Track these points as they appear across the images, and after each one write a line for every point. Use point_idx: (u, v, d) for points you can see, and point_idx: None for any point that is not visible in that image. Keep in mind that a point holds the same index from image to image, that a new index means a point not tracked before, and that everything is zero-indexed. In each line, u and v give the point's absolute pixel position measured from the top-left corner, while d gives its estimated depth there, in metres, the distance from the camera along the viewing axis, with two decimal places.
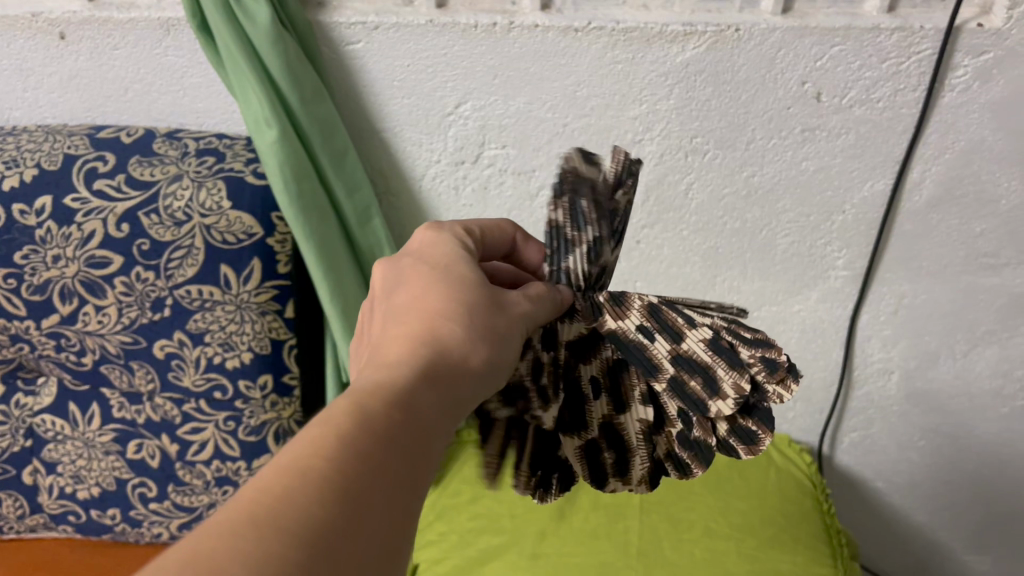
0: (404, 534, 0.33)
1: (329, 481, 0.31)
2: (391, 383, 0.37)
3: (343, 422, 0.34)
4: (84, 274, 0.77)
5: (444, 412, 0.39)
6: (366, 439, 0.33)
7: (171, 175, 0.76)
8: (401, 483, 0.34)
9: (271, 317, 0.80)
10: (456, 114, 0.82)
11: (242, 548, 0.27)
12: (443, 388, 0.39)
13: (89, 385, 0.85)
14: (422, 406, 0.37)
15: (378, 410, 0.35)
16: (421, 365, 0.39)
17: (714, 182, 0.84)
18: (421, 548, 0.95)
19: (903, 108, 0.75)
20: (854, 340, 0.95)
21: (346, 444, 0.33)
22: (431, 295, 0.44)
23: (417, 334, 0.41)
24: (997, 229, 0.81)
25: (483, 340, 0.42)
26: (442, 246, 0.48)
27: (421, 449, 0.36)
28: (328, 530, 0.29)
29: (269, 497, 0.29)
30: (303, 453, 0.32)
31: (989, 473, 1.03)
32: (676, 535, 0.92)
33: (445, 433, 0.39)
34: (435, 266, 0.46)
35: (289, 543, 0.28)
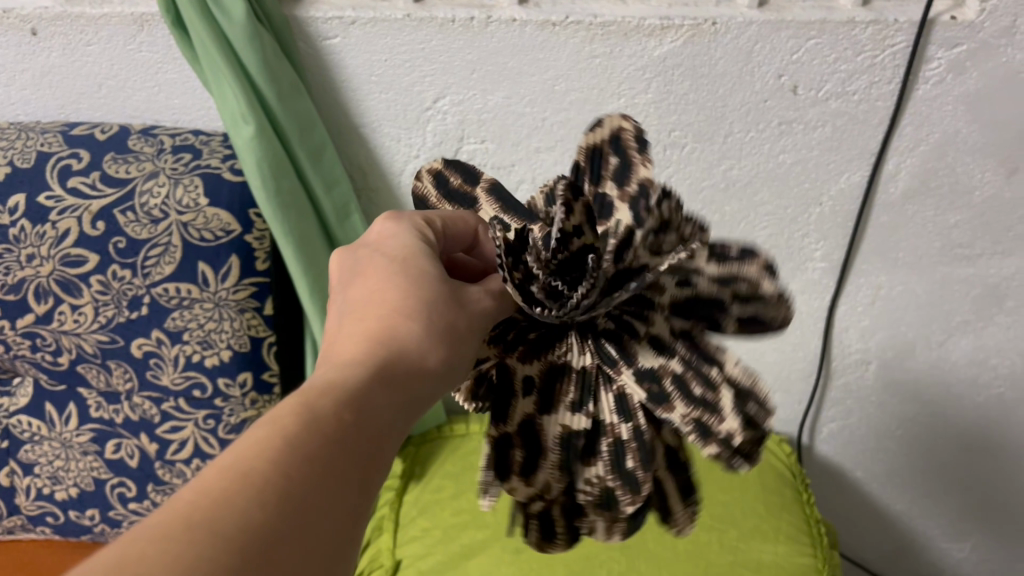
0: (350, 535, 0.33)
1: (267, 485, 0.31)
2: (342, 383, 0.37)
3: (289, 424, 0.34)
4: (59, 273, 0.77)
5: (399, 411, 0.39)
6: (313, 441, 0.34)
7: (147, 172, 0.76)
8: (348, 487, 0.34)
9: (250, 314, 0.80)
10: (435, 108, 0.82)
11: (169, 558, 0.27)
12: (397, 388, 0.39)
13: (65, 385, 0.85)
14: (374, 405, 0.38)
15: (326, 411, 0.35)
16: (375, 364, 0.39)
17: (693, 175, 0.84)
18: (404, 543, 0.96)
19: (878, 100, 0.76)
20: (832, 331, 0.96)
21: (289, 447, 0.33)
22: (387, 292, 0.43)
23: (376, 333, 0.41)
24: (972, 219, 0.82)
25: (440, 339, 0.42)
26: (398, 233, 0.47)
27: (372, 449, 0.36)
28: (261, 537, 0.29)
29: (203, 501, 0.30)
30: (245, 455, 0.32)
31: (965, 461, 1.05)
32: (658, 527, 0.93)
33: (399, 432, 0.39)
34: (392, 257, 0.45)
35: (218, 548, 0.28)
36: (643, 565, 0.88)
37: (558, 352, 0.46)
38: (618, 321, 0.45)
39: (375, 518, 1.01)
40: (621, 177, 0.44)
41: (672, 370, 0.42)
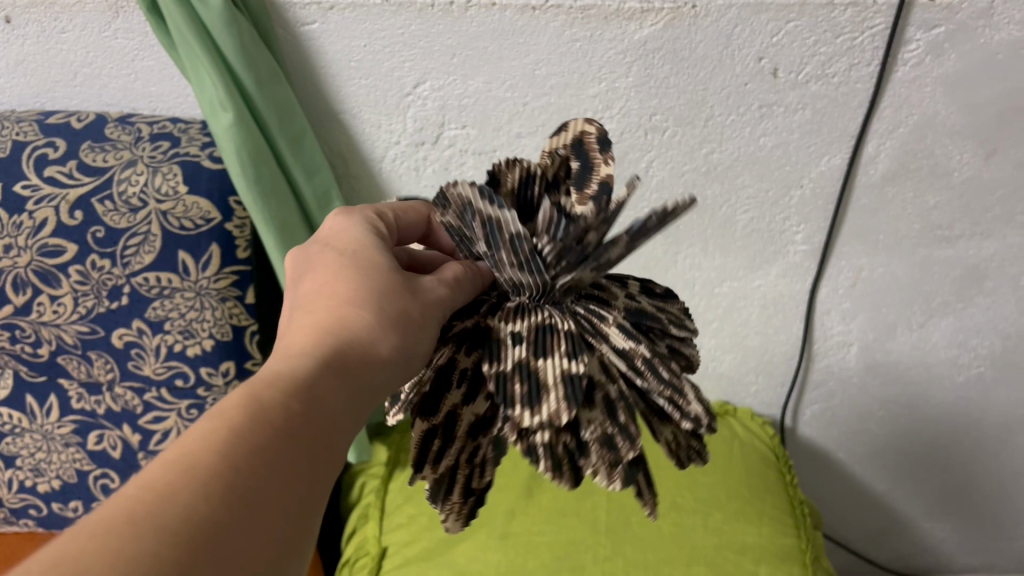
0: (303, 526, 0.33)
1: (214, 476, 0.30)
2: (290, 374, 0.37)
3: (235, 415, 0.33)
4: (38, 263, 0.75)
5: (352, 401, 0.39)
6: (262, 431, 0.33)
7: (124, 161, 0.75)
8: (300, 476, 0.33)
9: (231, 303, 0.79)
10: (415, 94, 0.82)
11: (114, 550, 0.26)
12: (348, 378, 0.39)
13: (46, 376, 0.83)
14: (326, 394, 0.37)
15: (274, 401, 0.35)
16: (324, 354, 0.39)
17: (674, 159, 0.84)
18: (390, 530, 0.96)
19: (858, 83, 0.76)
20: (814, 314, 0.96)
21: (237, 438, 0.32)
22: (336, 283, 0.43)
23: (326, 325, 0.41)
24: (950, 201, 0.83)
25: (391, 326, 0.42)
26: (346, 232, 0.47)
27: (325, 437, 0.36)
28: (211, 529, 0.28)
29: (151, 493, 0.28)
30: (191, 447, 0.31)
31: (944, 440, 1.08)
32: (643, 510, 0.93)
33: (351, 423, 0.38)
34: (340, 254, 0.45)
35: (168, 542, 0.27)
36: (629, 548, 0.89)
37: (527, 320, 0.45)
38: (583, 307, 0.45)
39: (361, 506, 1.01)
40: (581, 178, 0.45)
41: (642, 352, 0.43)
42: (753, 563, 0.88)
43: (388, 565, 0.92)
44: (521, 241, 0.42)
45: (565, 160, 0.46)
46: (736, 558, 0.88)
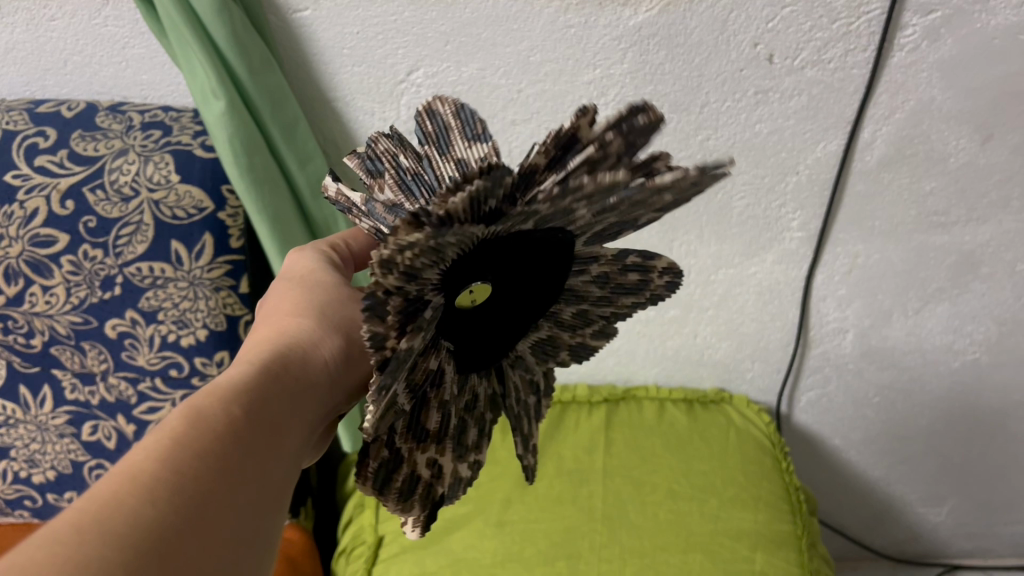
0: (254, 528, 0.33)
1: (157, 487, 0.30)
2: (239, 380, 0.37)
3: (178, 425, 0.33)
4: (29, 254, 0.75)
5: (302, 402, 0.39)
6: (206, 440, 0.33)
7: (116, 150, 0.74)
8: (248, 479, 0.34)
9: (225, 293, 0.79)
10: (408, 81, 0.81)
11: (62, 565, 0.26)
12: (299, 383, 0.39)
13: (39, 367, 0.82)
14: (273, 397, 0.37)
15: (221, 409, 0.35)
16: (269, 358, 0.39)
17: (670, 146, 0.84)
18: (386, 519, 0.96)
19: (854, 68, 0.76)
20: (810, 300, 0.96)
21: (180, 448, 0.32)
22: (292, 296, 0.44)
23: (272, 334, 0.41)
24: (946, 186, 0.83)
25: (337, 328, 0.42)
26: (298, 258, 0.48)
27: (273, 440, 0.36)
28: (157, 537, 0.29)
29: (94, 506, 0.29)
30: (134, 459, 0.32)
31: (939, 425, 1.08)
32: (639, 497, 0.93)
33: (302, 427, 0.39)
34: (292, 274, 0.46)
35: (108, 550, 0.28)
36: (625, 535, 0.89)
37: None
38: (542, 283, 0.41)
39: (357, 495, 1.01)
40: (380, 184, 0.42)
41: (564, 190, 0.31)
42: (748, 549, 0.88)
43: (385, 554, 0.92)
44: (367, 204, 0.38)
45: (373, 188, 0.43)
46: (732, 545, 0.88)
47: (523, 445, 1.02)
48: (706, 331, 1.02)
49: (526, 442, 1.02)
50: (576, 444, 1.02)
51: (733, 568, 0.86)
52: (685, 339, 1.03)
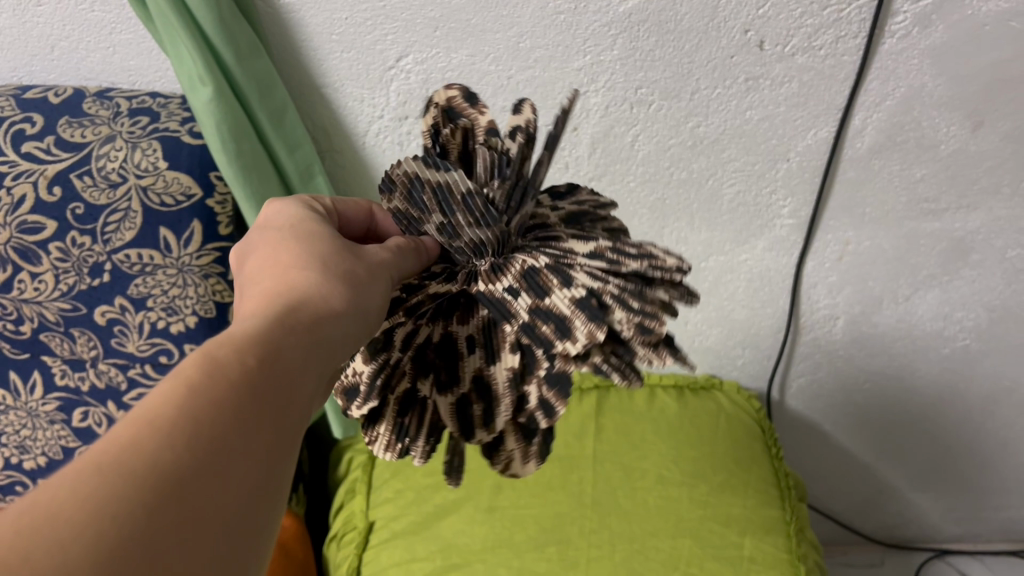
0: (273, 475, 0.32)
1: (175, 432, 0.28)
2: (246, 331, 0.35)
3: (195, 369, 0.31)
4: (16, 240, 0.74)
5: (316, 353, 0.37)
6: (224, 388, 0.31)
7: (103, 136, 0.74)
8: (263, 426, 0.32)
9: (214, 280, 0.79)
10: (398, 67, 0.81)
11: (81, 512, 0.25)
12: (308, 333, 0.37)
13: (28, 354, 0.82)
14: (287, 347, 0.35)
15: (233, 357, 0.33)
16: (281, 311, 0.37)
17: (660, 133, 0.84)
18: (377, 505, 0.96)
19: (845, 55, 0.76)
20: (800, 287, 0.96)
21: (200, 391, 0.30)
22: (283, 253, 0.42)
23: (275, 287, 0.39)
24: (937, 173, 0.83)
25: (340, 284, 0.41)
26: (285, 215, 0.46)
27: (290, 389, 0.34)
28: (179, 487, 0.27)
29: (116, 448, 0.27)
30: (152, 401, 0.29)
31: (929, 411, 1.08)
32: (629, 482, 0.94)
33: (317, 377, 0.37)
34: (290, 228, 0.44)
35: (134, 497, 0.26)
36: (615, 520, 0.90)
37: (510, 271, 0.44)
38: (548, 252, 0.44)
39: (347, 481, 1.01)
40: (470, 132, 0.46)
41: (605, 246, 0.42)
42: (737, 535, 0.89)
43: (376, 540, 0.92)
44: (473, 197, 0.43)
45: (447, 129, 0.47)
46: (721, 531, 0.89)
47: None
48: (697, 317, 1.02)
49: None
50: (567, 429, 1.01)
51: (722, 553, 0.87)
52: (676, 325, 1.04)
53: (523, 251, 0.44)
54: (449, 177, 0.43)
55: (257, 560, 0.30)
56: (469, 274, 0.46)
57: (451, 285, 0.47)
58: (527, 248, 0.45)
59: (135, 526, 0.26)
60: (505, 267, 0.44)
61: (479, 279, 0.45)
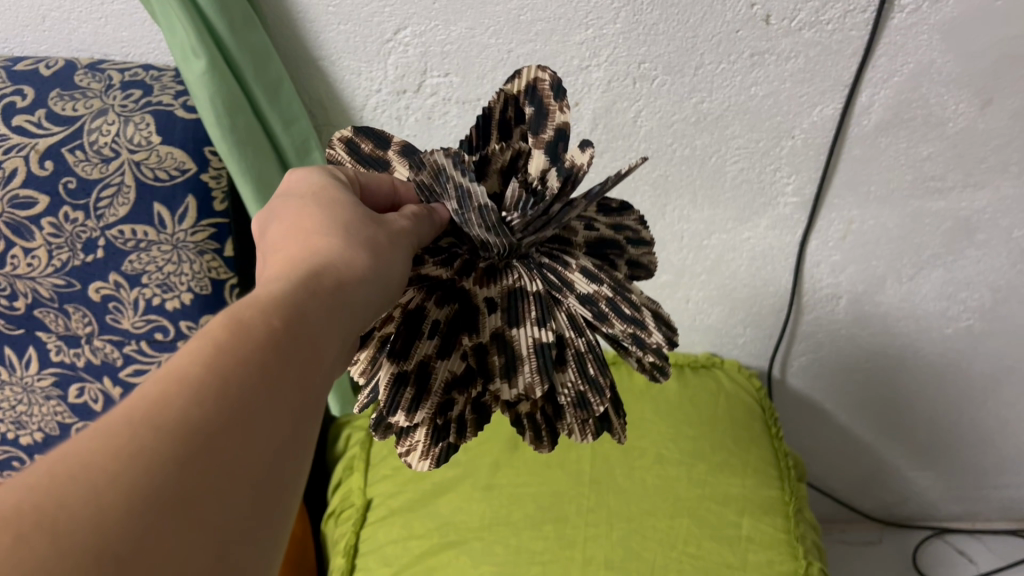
0: (299, 440, 0.31)
1: (201, 391, 0.28)
2: (270, 295, 0.34)
3: (219, 329, 0.30)
4: (9, 215, 0.73)
5: (340, 318, 0.36)
6: (248, 348, 0.30)
7: (95, 110, 0.73)
8: (291, 388, 0.31)
9: (209, 256, 0.78)
10: (396, 40, 0.79)
11: (107, 462, 0.24)
12: (332, 297, 0.36)
13: (23, 329, 0.81)
14: (312, 311, 0.34)
15: (259, 320, 0.32)
16: (304, 273, 0.36)
17: (663, 109, 0.82)
18: (375, 482, 0.96)
19: (852, 30, 0.74)
20: (803, 266, 0.95)
21: (226, 352, 0.29)
22: (307, 217, 0.40)
23: (297, 252, 0.38)
24: (944, 151, 0.82)
25: (362, 246, 0.39)
26: (312, 179, 0.43)
27: (315, 352, 0.33)
28: (205, 444, 0.26)
29: (143, 404, 0.26)
30: (179, 360, 0.29)
31: (930, 390, 1.08)
32: (627, 462, 0.94)
33: (341, 341, 0.36)
34: (308, 190, 0.42)
35: (160, 451, 0.25)
36: (613, 500, 0.89)
37: (512, 279, 0.45)
38: (550, 255, 0.46)
39: (346, 458, 1.01)
40: (537, 125, 0.44)
41: (605, 296, 0.43)
42: (736, 515, 0.88)
43: (373, 517, 0.92)
44: (490, 210, 0.41)
45: (517, 104, 0.45)
46: (719, 510, 0.89)
47: None
48: (698, 296, 1.01)
49: None
50: None
51: (720, 533, 0.87)
52: (676, 304, 1.03)
53: (523, 261, 0.45)
54: (469, 183, 0.41)
55: (280, 524, 0.29)
56: (465, 264, 0.46)
57: (441, 271, 0.46)
58: (534, 256, 0.46)
59: (159, 480, 0.25)
60: (499, 274, 0.46)
61: (472, 276, 0.46)
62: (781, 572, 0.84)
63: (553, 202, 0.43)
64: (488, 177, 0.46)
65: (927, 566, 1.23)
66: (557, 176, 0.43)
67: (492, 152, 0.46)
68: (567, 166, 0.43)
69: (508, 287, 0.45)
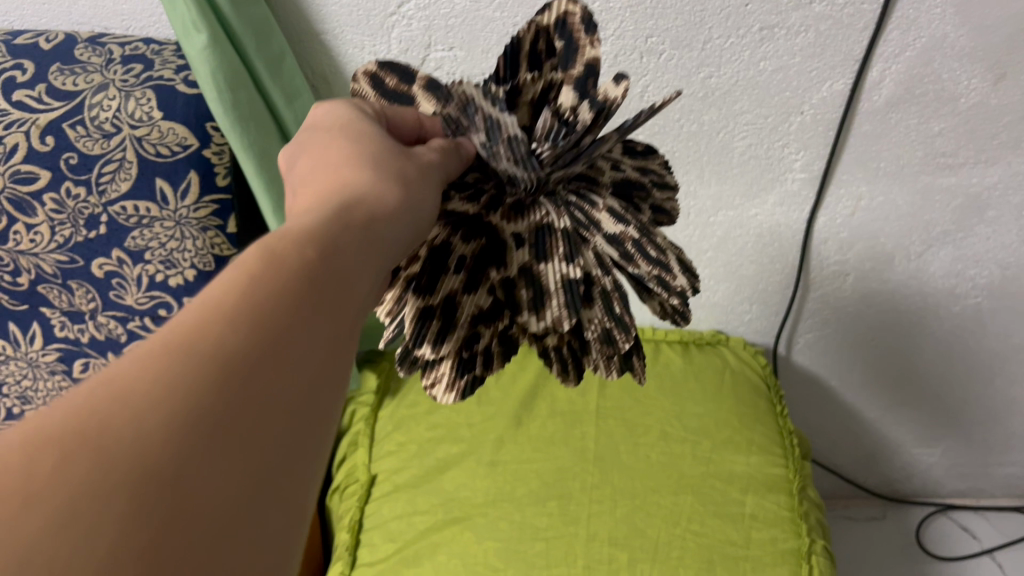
0: (338, 373, 0.30)
1: (238, 318, 0.27)
2: (306, 224, 0.33)
3: (258, 256, 0.29)
4: (10, 190, 0.73)
5: (373, 253, 0.35)
6: (287, 276, 0.29)
7: (96, 85, 0.72)
8: (329, 319, 0.30)
9: (212, 233, 0.78)
10: (400, 14, 0.78)
11: (148, 386, 0.24)
12: (364, 229, 0.35)
13: (27, 305, 0.81)
14: (346, 243, 0.33)
15: (294, 248, 0.31)
16: (335, 207, 0.35)
17: (670, 84, 0.81)
18: (380, 457, 0.96)
19: (864, 3, 0.73)
20: (811, 242, 0.94)
21: (265, 280, 0.29)
22: (334, 152, 0.39)
23: (327, 186, 0.37)
24: (956, 127, 0.81)
25: (393, 180, 0.38)
26: (331, 107, 0.42)
27: (350, 285, 0.32)
28: (246, 371, 0.26)
29: (182, 330, 0.26)
30: (218, 286, 0.28)
31: (937, 367, 1.07)
32: (631, 439, 0.93)
33: (375, 274, 0.35)
34: (335, 127, 0.41)
35: (200, 376, 0.25)
36: (617, 477, 0.89)
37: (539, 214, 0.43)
38: (579, 194, 0.44)
39: (350, 433, 1.01)
40: (567, 59, 0.42)
41: (631, 235, 0.41)
42: (739, 493, 0.88)
43: (378, 493, 0.92)
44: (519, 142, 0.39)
45: (549, 37, 0.43)
46: (723, 488, 0.89)
47: (517, 386, 1.00)
48: (704, 273, 1.01)
49: (519, 383, 1.00)
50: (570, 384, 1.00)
51: (723, 511, 0.87)
52: None
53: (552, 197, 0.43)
54: (499, 114, 0.39)
55: (320, 456, 0.28)
56: (493, 199, 0.45)
57: (468, 207, 0.45)
58: (563, 195, 0.43)
59: (201, 405, 0.24)
60: (527, 210, 0.43)
61: (499, 212, 0.44)
62: (784, 551, 0.84)
63: (584, 134, 0.41)
64: (518, 109, 0.43)
65: (931, 542, 1.23)
66: (589, 107, 0.41)
67: (523, 82, 0.43)
68: (599, 98, 0.41)
69: (535, 223, 0.43)
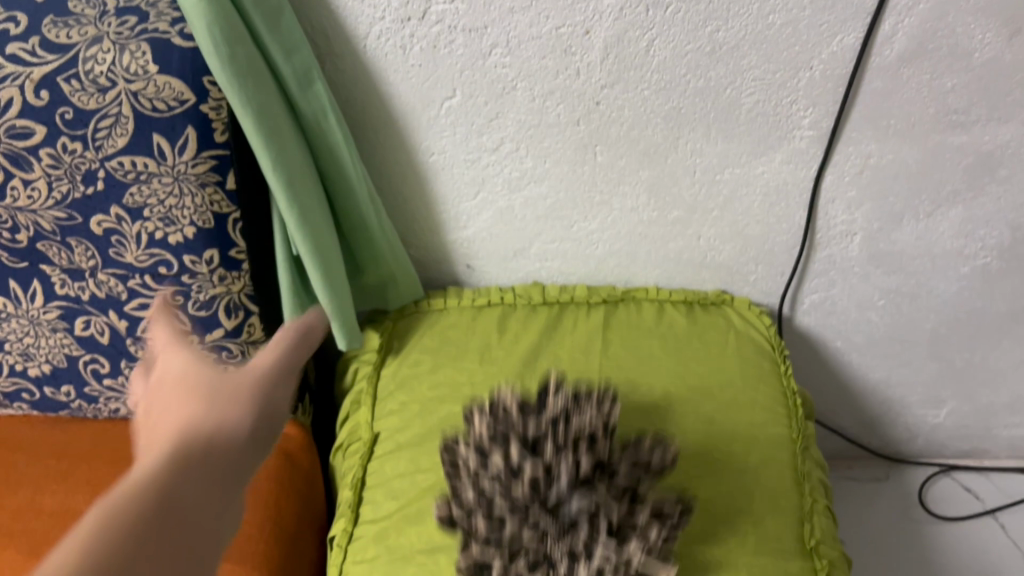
0: None
1: None
2: (140, 477, 0.36)
3: (89, 527, 0.34)
4: (6, 145, 0.72)
5: (222, 487, 0.38)
6: (113, 552, 0.33)
7: (90, 37, 0.70)
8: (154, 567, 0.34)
9: (212, 190, 0.77)
10: None
11: None
12: (210, 466, 0.38)
13: (26, 263, 0.81)
14: (189, 491, 0.37)
15: (128, 513, 0.35)
16: (179, 441, 0.38)
17: (677, 38, 0.80)
18: (382, 416, 0.96)
19: None
20: (818, 202, 0.93)
21: (89, 557, 0.33)
22: (174, 376, 0.42)
23: (169, 416, 0.40)
24: (968, 83, 0.80)
25: (238, 409, 0.41)
26: (254, 359, 0.46)
27: (194, 543, 0.36)
28: None
29: None
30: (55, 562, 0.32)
31: (945, 329, 1.06)
32: (634, 399, 0.93)
33: (228, 510, 0.38)
34: (164, 358, 0.44)
35: None
36: (619, 437, 0.89)
37: None
38: None
39: (353, 391, 1.00)
40: None
41: None
42: (742, 453, 0.89)
43: (380, 451, 0.93)
44: None
45: None
46: (725, 449, 0.89)
47: (519, 345, 0.99)
48: (710, 233, 0.98)
49: (521, 342, 1.00)
50: (573, 344, 0.99)
51: (725, 471, 0.87)
52: (688, 241, 0.99)
53: None
54: None
55: None
56: None
57: None
58: None
59: None
60: None
61: None
62: (786, 510, 0.84)
63: None
64: None
65: (933, 501, 1.23)
66: None
67: None
68: None
69: None
